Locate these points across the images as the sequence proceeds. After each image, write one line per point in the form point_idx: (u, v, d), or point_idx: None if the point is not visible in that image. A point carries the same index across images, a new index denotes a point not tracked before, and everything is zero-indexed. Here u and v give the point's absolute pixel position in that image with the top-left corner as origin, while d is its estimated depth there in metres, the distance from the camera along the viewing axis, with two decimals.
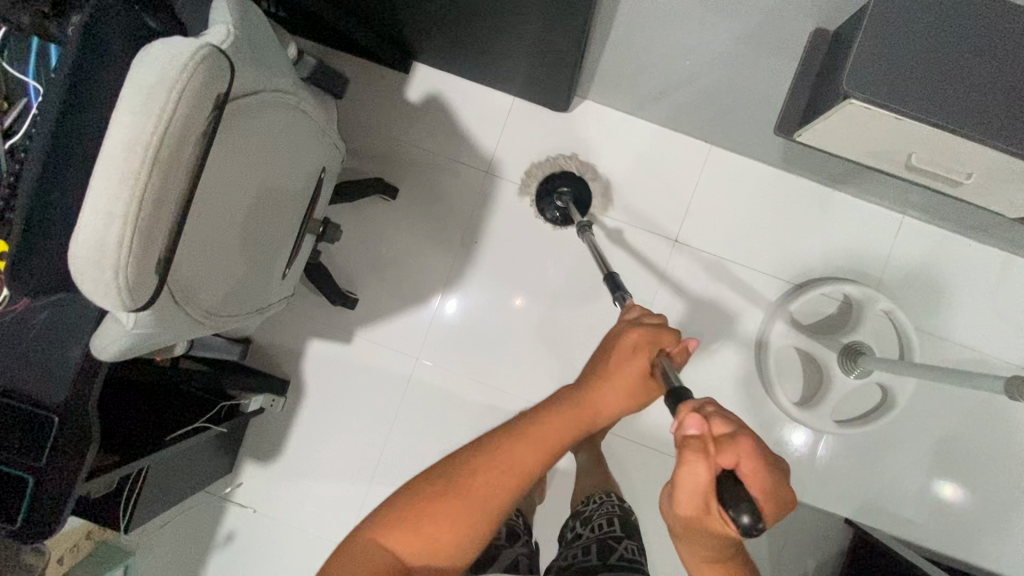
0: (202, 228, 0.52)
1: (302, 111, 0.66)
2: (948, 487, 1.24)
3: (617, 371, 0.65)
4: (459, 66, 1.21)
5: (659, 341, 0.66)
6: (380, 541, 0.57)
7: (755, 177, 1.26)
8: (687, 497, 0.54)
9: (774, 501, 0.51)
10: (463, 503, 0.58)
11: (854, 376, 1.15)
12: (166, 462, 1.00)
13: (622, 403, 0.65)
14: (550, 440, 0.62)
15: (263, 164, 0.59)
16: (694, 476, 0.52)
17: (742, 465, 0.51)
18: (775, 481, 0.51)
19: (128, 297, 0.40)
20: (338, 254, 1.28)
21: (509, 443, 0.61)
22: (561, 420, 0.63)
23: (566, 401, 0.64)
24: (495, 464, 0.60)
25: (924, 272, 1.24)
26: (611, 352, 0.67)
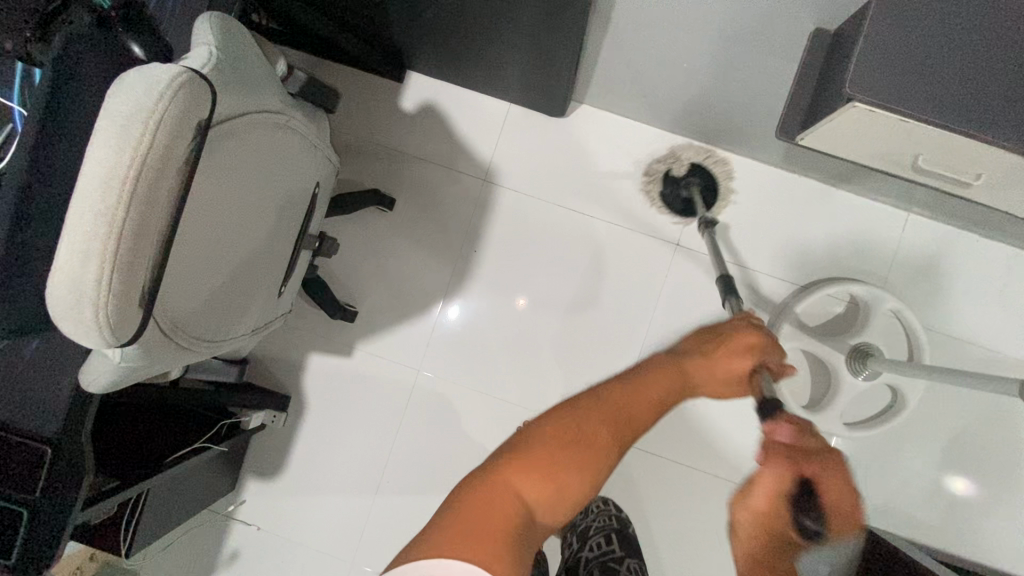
0: (191, 251, 0.51)
1: (293, 129, 0.65)
2: (960, 482, 1.21)
3: (722, 355, 0.70)
4: (454, 74, 1.19)
5: (766, 354, 0.70)
6: (500, 488, 0.51)
7: (757, 177, 1.24)
8: (764, 497, 0.56)
9: (842, 523, 0.55)
10: (587, 446, 0.54)
11: (863, 378, 1.13)
12: (169, 483, 0.99)
13: (712, 386, 0.70)
14: (657, 393, 0.62)
15: (255, 184, 0.58)
16: (778, 479, 0.56)
17: (824, 486, 0.55)
18: (847, 507, 0.56)
19: (110, 335, 0.39)
20: (337, 266, 1.26)
21: (622, 393, 0.60)
22: (668, 379, 0.64)
23: (670, 364, 0.67)
24: (611, 410, 0.58)
25: (931, 269, 1.22)
26: (715, 342, 0.72)
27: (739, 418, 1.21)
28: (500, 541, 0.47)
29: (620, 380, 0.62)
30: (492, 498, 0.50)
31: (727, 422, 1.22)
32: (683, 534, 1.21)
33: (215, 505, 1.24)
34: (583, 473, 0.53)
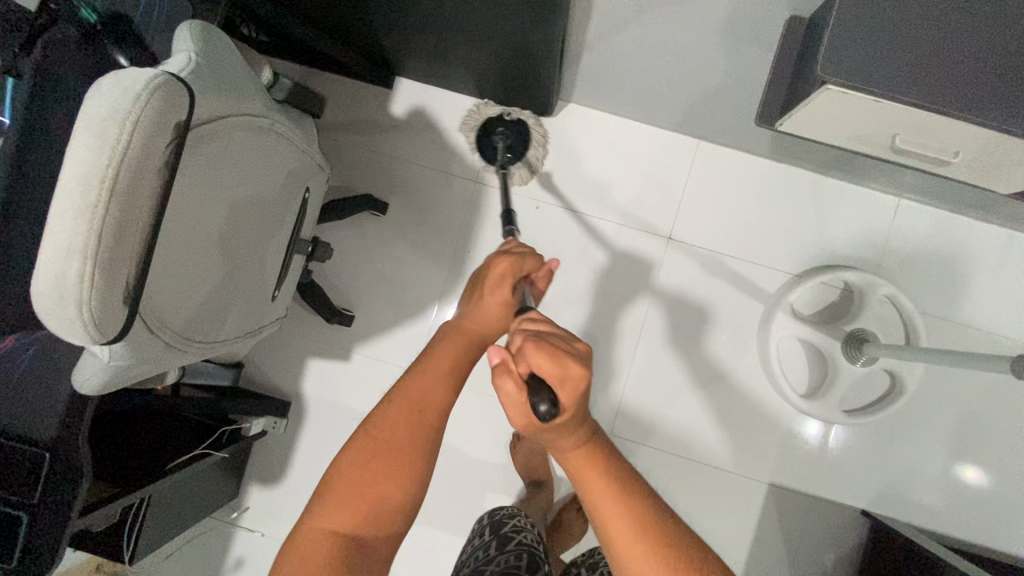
0: (173, 255, 0.52)
1: (278, 133, 0.66)
2: (970, 470, 1.21)
3: (486, 293, 0.66)
4: (441, 78, 1.20)
5: (524, 266, 0.68)
6: (318, 531, 0.52)
7: (746, 169, 1.24)
8: (518, 416, 0.53)
9: (572, 378, 0.51)
10: (391, 463, 0.54)
11: (860, 365, 1.13)
12: (171, 491, 1.00)
13: (499, 326, 0.66)
14: (449, 368, 0.60)
15: (236, 185, 0.59)
16: (510, 399, 0.52)
17: (534, 361, 0.51)
18: (563, 366, 0.51)
19: (96, 333, 0.40)
20: (332, 272, 1.27)
21: (414, 388, 0.58)
22: (451, 345, 0.62)
23: (451, 330, 0.64)
24: (406, 412, 0.57)
25: (925, 254, 1.22)
26: (477, 285, 0.68)
27: (735, 411, 1.24)
28: None
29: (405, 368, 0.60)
30: (310, 544, 0.51)
31: (725, 415, 1.25)
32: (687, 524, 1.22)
33: (219, 512, 1.24)
34: (399, 487, 0.54)
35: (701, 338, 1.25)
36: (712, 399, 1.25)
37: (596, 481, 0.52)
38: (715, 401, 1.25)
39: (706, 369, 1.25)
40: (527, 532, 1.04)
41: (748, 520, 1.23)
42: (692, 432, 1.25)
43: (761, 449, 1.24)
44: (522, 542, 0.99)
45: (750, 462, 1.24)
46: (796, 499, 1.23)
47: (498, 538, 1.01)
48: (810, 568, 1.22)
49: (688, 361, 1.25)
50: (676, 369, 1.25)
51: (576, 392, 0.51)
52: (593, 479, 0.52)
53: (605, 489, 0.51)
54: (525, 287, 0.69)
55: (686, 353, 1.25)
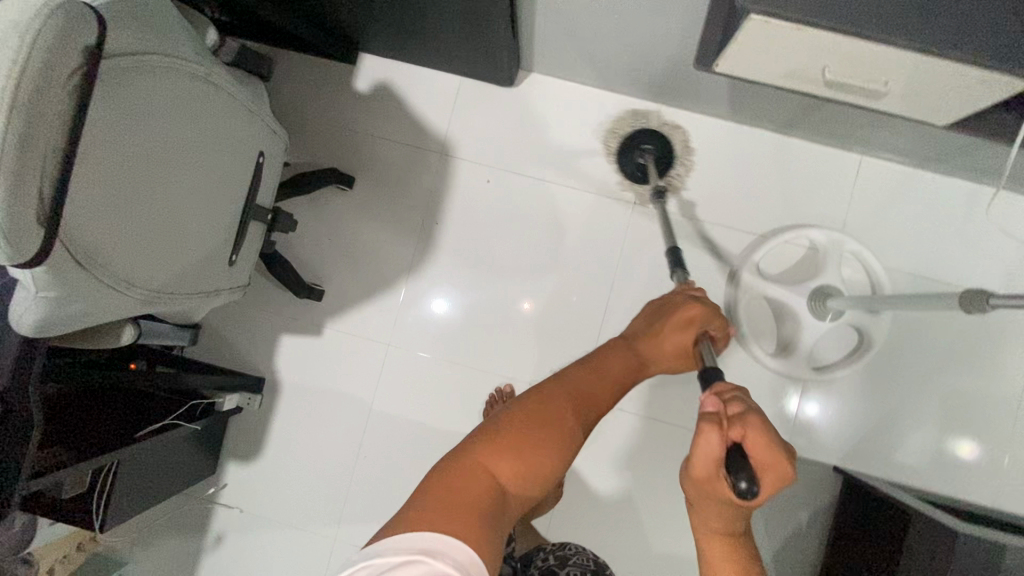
0: (109, 177, 0.53)
1: (215, 85, 0.67)
2: (965, 446, 1.21)
3: (666, 335, 0.67)
4: (401, 51, 1.21)
5: (709, 322, 0.66)
6: (478, 467, 0.55)
7: (708, 131, 1.25)
8: (700, 470, 0.51)
9: (781, 474, 0.49)
10: (557, 433, 0.58)
11: (828, 320, 1.13)
12: (141, 460, 1.02)
13: (665, 364, 0.67)
14: (617, 375, 0.64)
15: (172, 128, 0.60)
16: (706, 452, 0.50)
17: (751, 440, 0.49)
18: (776, 467, 0.49)
19: (9, 245, 0.42)
20: (302, 249, 1.29)
21: (583, 377, 0.63)
22: (623, 359, 0.65)
23: (623, 348, 0.67)
24: (574, 396, 0.61)
25: (889, 209, 1.22)
26: (658, 318, 0.69)
27: None
28: (474, 517, 0.52)
29: (578, 363, 0.65)
30: (469, 477, 0.54)
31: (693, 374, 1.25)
32: (660, 487, 1.24)
33: (195, 489, 1.26)
34: (553, 456, 0.57)
35: None
36: None
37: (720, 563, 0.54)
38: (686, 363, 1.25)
39: None
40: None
41: None
42: (664, 396, 1.26)
43: None
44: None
45: None
46: None
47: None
48: (785, 525, 1.23)
49: None
50: None
51: (773, 487, 0.49)
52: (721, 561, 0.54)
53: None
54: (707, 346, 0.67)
55: None
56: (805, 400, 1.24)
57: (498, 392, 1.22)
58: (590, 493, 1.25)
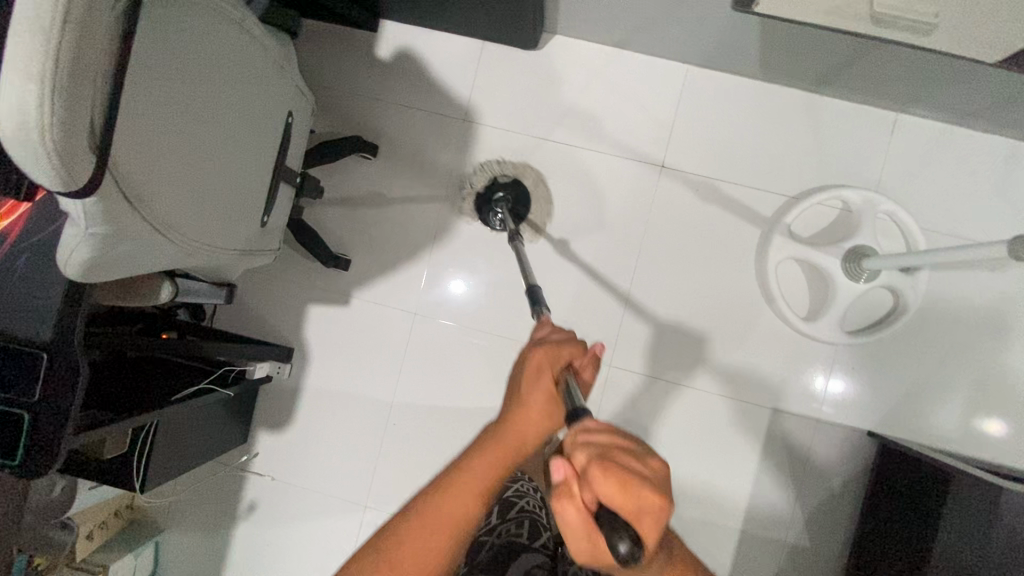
0: (152, 118, 0.53)
1: (246, 31, 0.67)
2: (992, 424, 1.18)
3: (530, 389, 0.59)
4: (422, 16, 1.20)
5: (562, 355, 0.62)
6: None
7: (736, 91, 1.22)
8: (579, 545, 0.48)
9: (655, 513, 0.45)
10: (418, 567, 0.55)
11: (862, 281, 1.11)
12: (175, 421, 1.03)
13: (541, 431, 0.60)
14: (480, 480, 0.57)
15: (204, 74, 0.60)
16: (573, 527, 0.47)
17: (602, 488, 0.44)
18: (641, 507, 0.44)
19: (60, 166, 0.42)
20: (327, 219, 1.29)
21: (443, 496, 0.57)
22: (488, 453, 0.58)
23: (490, 440, 0.59)
24: (432, 526, 0.56)
25: (926, 168, 1.19)
26: (516, 384, 0.61)
27: (733, 335, 1.23)
28: None
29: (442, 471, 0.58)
30: None
31: (724, 338, 1.23)
32: (691, 454, 1.23)
33: (229, 456, 1.28)
34: None
35: (700, 266, 1.23)
36: (715, 331, 1.23)
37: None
38: (714, 327, 1.23)
39: (705, 297, 1.23)
40: (529, 496, 0.95)
41: (751, 446, 1.23)
42: (695, 362, 1.24)
43: (763, 376, 1.23)
44: (525, 508, 0.91)
45: (754, 390, 1.23)
46: (801, 424, 1.22)
47: (499, 504, 0.92)
48: (818, 491, 1.22)
49: (684, 291, 1.24)
50: (678, 304, 1.24)
51: (655, 525, 0.45)
52: None
53: None
54: (568, 376, 0.61)
55: (683, 283, 1.24)
56: (830, 378, 1.22)
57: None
58: None
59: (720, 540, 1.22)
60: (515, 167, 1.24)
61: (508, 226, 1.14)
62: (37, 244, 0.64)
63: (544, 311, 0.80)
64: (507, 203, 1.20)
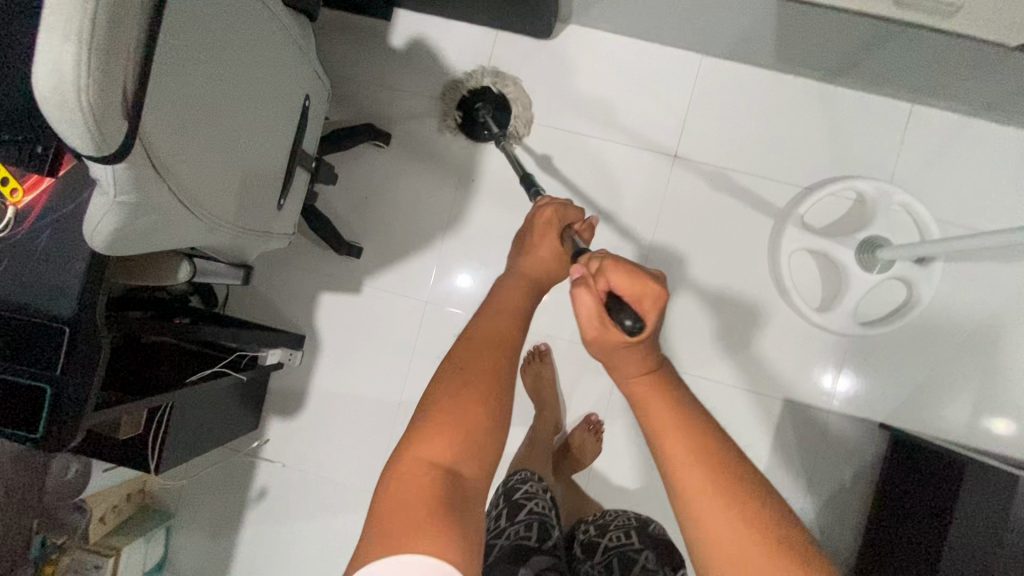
0: (181, 87, 0.54)
1: (268, 11, 0.68)
2: (1001, 424, 1.15)
3: (538, 246, 0.66)
4: (437, 4, 1.20)
5: (565, 215, 0.70)
6: (412, 459, 0.47)
7: (750, 81, 1.21)
8: (589, 325, 0.52)
9: (657, 295, 0.51)
10: (483, 385, 0.50)
11: (876, 271, 1.10)
12: (189, 403, 1.04)
13: (552, 266, 0.65)
14: (516, 299, 0.58)
15: (230, 48, 0.60)
16: (587, 308, 0.52)
17: (616, 271, 0.52)
18: (644, 282, 0.51)
19: (94, 131, 0.43)
20: (339, 207, 1.29)
21: (486, 317, 0.55)
22: (513, 282, 0.61)
23: (511, 274, 0.63)
24: (486, 343, 0.52)
25: (940, 160, 1.19)
26: (524, 240, 0.69)
27: (745, 326, 1.23)
28: (427, 519, 0.43)
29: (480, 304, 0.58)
30: (405, 482, 0.46)
31: (735, 330, 1.23)
32: None
33: (240, 442, 1.28)
34: (488, 409, 0.49)
35: (713, 256, 1.23)
36: (726, 322, 1.23)
37: (656, 408, 0.48)
38: (726, 318, 1.23)
39: (717, 288, 1.23)
40: (539, 497, 0.95)
41: (762, 437, 1.22)
42: (707, 352, 1.24)
43: (775, 367, 1.23)
44: (534, 510, 0.91)
45: (765, 381, 1.23)
46: (813, 415, 1.22)
47: (508, 506, 0.92)
48: (829, 482, 1.21)
49: (696, 282, 1.23)
50: (690, 294, 1.24)
51: (657, 306, 0.51)
52: (658, 405, 0.48)
53: (675, 422, 0.47)
54: (569, 235, 0.69)
55: (695, 273, 1.24)
56: (839, 375, 1.22)
57: (536, 350, 1.23)
58: (630, 450, 1.24)
59: None
60: (495, 77, 1.21)
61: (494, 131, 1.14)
62: (65, 217, 0.64)
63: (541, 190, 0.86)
64: (489, 112, 1.20)
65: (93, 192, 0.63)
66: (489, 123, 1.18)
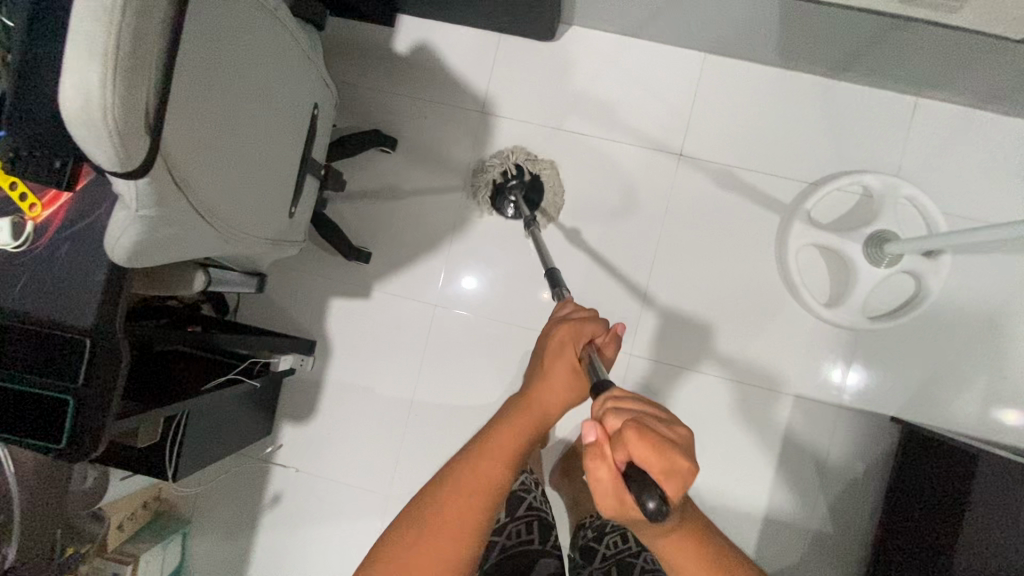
0: (200, 108, 0.55)
1: (279, 26, 0.69)
2: (1010, 414, 1.18)
3: (550, 371, 0.67)
4: (440, 9, 1.21)
5: (585, 332, 0.68)
6: None
7: (753, 78, 1.22)
8: (607, 503, 0.50)
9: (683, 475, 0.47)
10: (450, 540, 0.58)
11: (884, 266, 1.11)
12: (204, 411, 1.05)
13: (564, 401, 0.66)
14: (512, 444, 0.62)
15: (244, 67, 0.62)
16: (604, 483, 0.49)
17: (635, 447, 0.47)
18: (673, 465, 0.47)
19: (120, 146, 0.44)
20: (347, 213, 1.30)
21: (474, 464, 0.61)
22: (515, 424, 0.63)
23: (516, 406, 0.65)
24: (462, 494, 0.59)
25: (946, 152, 1.19)
26: (540, 360, 0.69)
27: (753, 322, 1.23)
28: None
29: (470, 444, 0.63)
30: None
31: (744, 326, 1.23)
32: (713, 443, 1.23)
33: (254, 447, 1.29)
34: (448, 560, 0.58)
35: (719, 254, 1.24)
36: (734, 319, 1.23)
37: (682, 558, 0.57)
38: (734, 315, 1.23)
39: (724, 286, 1.24)
40: (536, 491, 0.98)
41: (772, 433, 1.23)
42: (716, 350, 1.24)
43: (784, 363, 1.23)
44: (533, 505, 0.95)
45: (775, 377, 1.23)
46: (823, 410, 1.22)
47: (508, 499, 0.95)
48: (840, 477, 1.22)
49: (704, 280, 1.24)
50: (698, 292, 1.24)
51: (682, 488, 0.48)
52: (681, 557, 0.57)
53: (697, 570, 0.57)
54: (590, 351, 0.66)
55: (702, 271, 1.24)
56: (849, 369, 1.22)
57: None
58: None
59: (743, 527, 1.22)
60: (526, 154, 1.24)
61: (522, 215, 1.16)
62: (83, 231, 0.65)
63: (564, 292, 0.83)
64: (519, 192, 1.22)
65: (113, 206, 0.65)
66: (519, 205, 1.20)
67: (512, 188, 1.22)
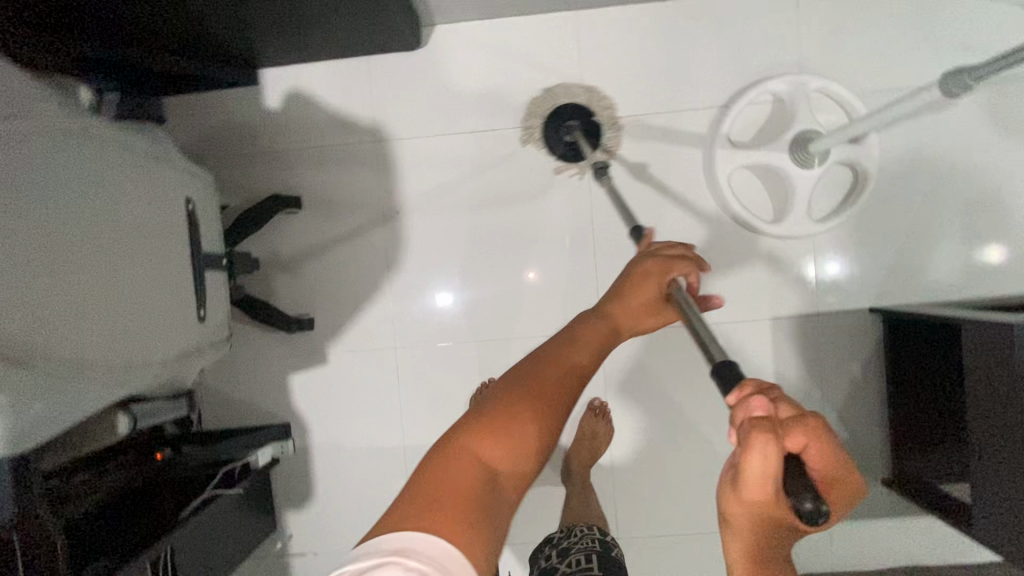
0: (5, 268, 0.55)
1: (87, 147, 0.67)
2: (993, 251, 1.16)
3: (632, 292, 0.58)
4: (297, 51, 1.14)
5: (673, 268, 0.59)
6: (465, 448, 0.47)
7: (631, 19, 1.17)
8: (752, 491, 0.39)
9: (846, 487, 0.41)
10: (543, 398, 0.50)
11: (817, 164, 1.07)
12: (193, 537, 1.00)
13: (643, 321, 0.58)
14: (593, 344, 0.55)
15: (53, 202, 0.61)
16: (762, 468, 0.38)
17: (812, 452, 0.40)
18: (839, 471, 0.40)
19: None
20: (276, 285, 1.24)
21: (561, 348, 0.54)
22: (595, 325, 0.56)
23: (596, 315, 0.57)
24: (549, 365, 0.52)
25: (841, 31, 1.15)
26: (625, 288, 0.59)
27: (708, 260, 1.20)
28: (449, 511, 0.43)
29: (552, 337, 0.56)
30: (450, 469, 0.46)
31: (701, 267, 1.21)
32: None
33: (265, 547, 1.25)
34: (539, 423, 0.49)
35: (655, 204, 1.20)
36: None
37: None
38: None
39: (671, 233, 1.20)
40: None
41: (762, 361, 1.21)
42: None
43: (751, 290, 1.20)
44: None
45: (748, 305, 1.21)
46: (804, 323, 1.20)
47: None
48: (841, 380, 1.20)
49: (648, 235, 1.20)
50: None
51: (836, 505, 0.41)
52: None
53: None
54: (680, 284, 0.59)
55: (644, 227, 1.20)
56: (824, 263, 1.19)
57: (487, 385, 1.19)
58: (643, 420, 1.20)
59: None
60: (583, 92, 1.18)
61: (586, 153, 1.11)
62: None
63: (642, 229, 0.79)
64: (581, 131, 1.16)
65: None
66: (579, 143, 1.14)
67: (573, 125, 1.16)
